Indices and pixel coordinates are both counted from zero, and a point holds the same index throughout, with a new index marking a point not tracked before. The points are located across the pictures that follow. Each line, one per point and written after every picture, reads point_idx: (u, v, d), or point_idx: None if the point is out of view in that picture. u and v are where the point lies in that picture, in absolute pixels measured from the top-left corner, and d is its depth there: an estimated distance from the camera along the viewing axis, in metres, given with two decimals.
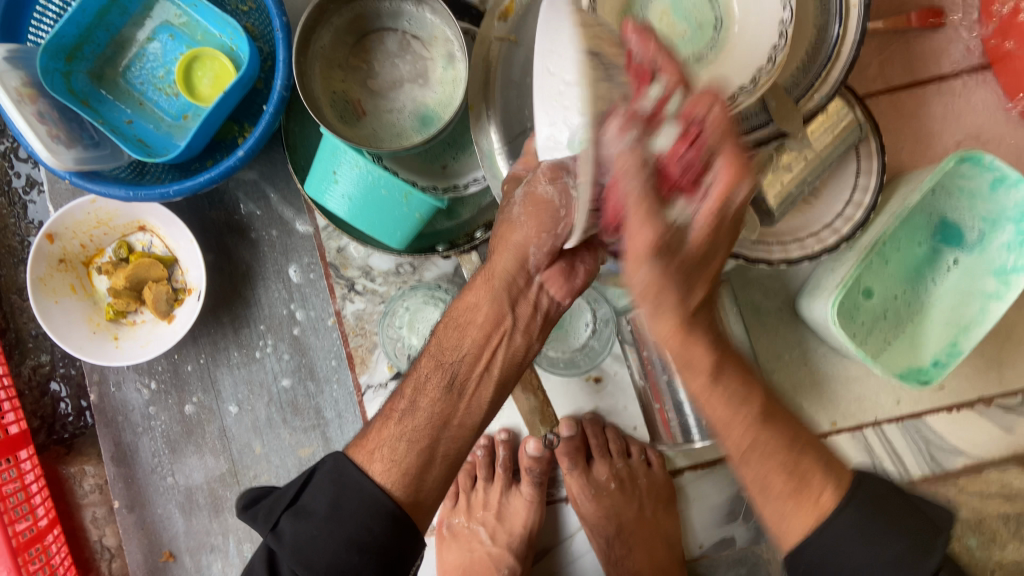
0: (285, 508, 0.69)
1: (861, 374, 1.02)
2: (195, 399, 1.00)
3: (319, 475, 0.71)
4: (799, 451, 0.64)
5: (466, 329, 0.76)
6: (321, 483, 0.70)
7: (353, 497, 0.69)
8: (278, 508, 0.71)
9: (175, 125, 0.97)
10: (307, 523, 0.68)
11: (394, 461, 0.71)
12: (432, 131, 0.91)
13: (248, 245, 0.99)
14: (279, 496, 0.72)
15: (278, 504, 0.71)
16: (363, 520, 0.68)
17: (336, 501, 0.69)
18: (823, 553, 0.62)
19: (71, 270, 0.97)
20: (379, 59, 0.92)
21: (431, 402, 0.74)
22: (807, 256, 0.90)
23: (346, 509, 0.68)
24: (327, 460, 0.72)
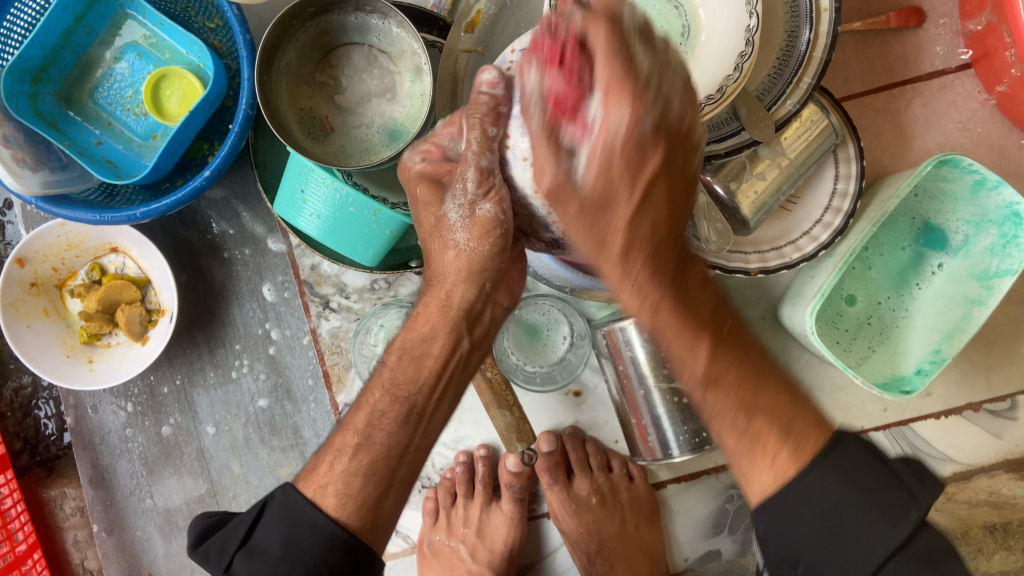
0: (239, 546, 0.68)
1: (846, 382, 1.00)
2: (172, 420, 1.00)
3: (269, 511, 0.70)
4: (756, 394, 0.60)
5: (422, 361, 0.72)
6: (270, 519, 0.69)
7: (307, 529, 0.68)
8: (231, 547, 0.69)
9: (144, 145, 0.96)
10: (261, 560, 0.66)
11: (349, 495, 0.70)
12: (401, 145, 0.89)
13: (221, 264, 0.98)
14: (231, 534, 0.70)
15: (232, 541, 0.70)
16: (315, 555, 0.66)
17: (290, 538, 0.67)
18: (804, 498, 0.57)
19: (43, 293, 0.96)
20: (346, 74, 0.91)
21: (387, 434, 0.72)
22: (785, 264, 0.88)
23: (301, 545, 0.67)
24: (277, 494, 0.71)
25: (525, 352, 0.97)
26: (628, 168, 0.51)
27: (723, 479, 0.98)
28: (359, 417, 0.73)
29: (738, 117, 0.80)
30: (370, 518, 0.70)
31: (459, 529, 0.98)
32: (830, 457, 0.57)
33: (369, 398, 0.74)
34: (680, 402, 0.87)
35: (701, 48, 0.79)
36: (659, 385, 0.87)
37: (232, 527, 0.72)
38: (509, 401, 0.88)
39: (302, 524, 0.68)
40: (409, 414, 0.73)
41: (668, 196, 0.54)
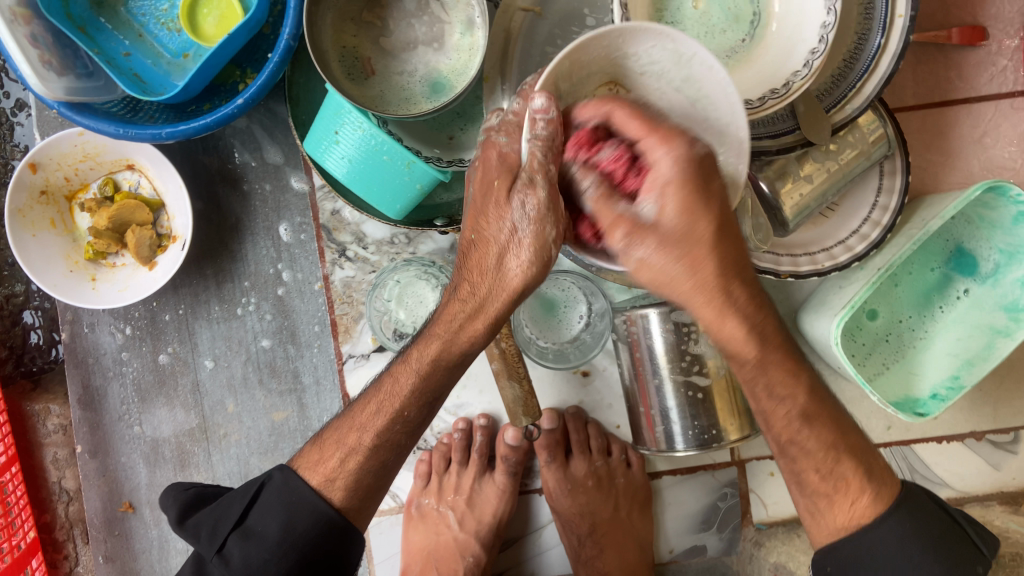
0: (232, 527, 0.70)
1: (855, 396, 0.99)
2: (170, 349, 0.97)
3: (257, 502, 0.71)
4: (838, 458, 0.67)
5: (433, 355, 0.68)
6: (265, 501, 0.71)
7: (303, 512, 0.70)
8: (222, 528, 0.71)
9: (174, 63, 0.92)
10: (256, 544, 0.69)
11: (354, 488, 0.71)
12: (444, 99, 0.86)
13: (240, 196, 0.95)
14: (219, 518, 0.72)
15: (223, 523, 0.71)
16: (304, 534, 0.70)
17: (290, 520, 0.69)
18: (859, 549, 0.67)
19: (52, 203, 0.93)
20: (395, 17, 0.87)
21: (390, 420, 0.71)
22: (815, 272, 0.86)
23: (298, 527, 0.69)
24: (275, 475, 0.73)
25: (540, 326, 0.95)
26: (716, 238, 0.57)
27: (721, 476, 0.97)
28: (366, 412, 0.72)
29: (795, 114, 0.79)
30: (360, 505, 0.72)
31: (449, 496, 0.97)
32: (897, 510, 0.67)
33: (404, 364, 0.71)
34: (693, 396, 0.85)
35: (769, 38, 0.76)
36: (674, 377, 0.85)
37: (212, 512, 0.73)
38: (519, 372, 0.87)
39: (301, 509, 0.70)
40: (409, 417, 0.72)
41: (715, 248, 0.56)
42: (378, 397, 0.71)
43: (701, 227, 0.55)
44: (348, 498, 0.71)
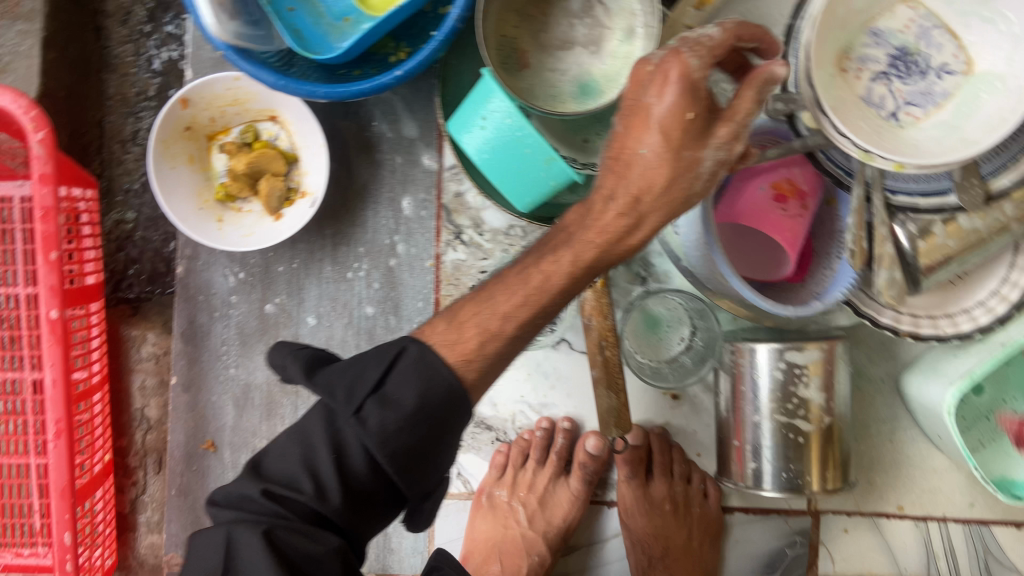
0: (371, 391, 0.58)
1: (942, 467, 0.97)
2: (277, 300, 0.99)
3: (397, 363, 0.60)
4: None
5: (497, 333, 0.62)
6: (395, 374, 0.59)
7: (438, 382, 0.59)
8: (361, 389, 0.59)
9: (333, 25, 0.91)
10: (393, 412, 0.57)
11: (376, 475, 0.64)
12: (591, 102, 0.87)
13: (370, 164, 0.97)
14: (354, 377, 0.60)
15: (366, 378, 0.60)
16: (437, 402, 0.59)
17: (426, 396, 0.59)
18: None
19: (194, 140, 0.95)
20: (557, 16, 0.89)
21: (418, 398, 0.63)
22: (936, 337, 0.86)
23: (432, 400, 0.59)
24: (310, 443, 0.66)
25: (641, 340, 0.95)
26: None
27: (794, 523, 0.97)
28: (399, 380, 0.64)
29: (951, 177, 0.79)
30: (485, 374, 0.62)
31: (522, 492, 0.97)
32: None
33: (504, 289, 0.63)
34: (793, 440, 0.84)
35: None
36: (776, 417, 0.84)
37: (343, 372, 0.62)
38: (618, 384, 0.87)
39: (440, 388, 0.59)
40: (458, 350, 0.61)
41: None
42: (460, 317, 0.63)
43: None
44: (474, 360, 0.61)
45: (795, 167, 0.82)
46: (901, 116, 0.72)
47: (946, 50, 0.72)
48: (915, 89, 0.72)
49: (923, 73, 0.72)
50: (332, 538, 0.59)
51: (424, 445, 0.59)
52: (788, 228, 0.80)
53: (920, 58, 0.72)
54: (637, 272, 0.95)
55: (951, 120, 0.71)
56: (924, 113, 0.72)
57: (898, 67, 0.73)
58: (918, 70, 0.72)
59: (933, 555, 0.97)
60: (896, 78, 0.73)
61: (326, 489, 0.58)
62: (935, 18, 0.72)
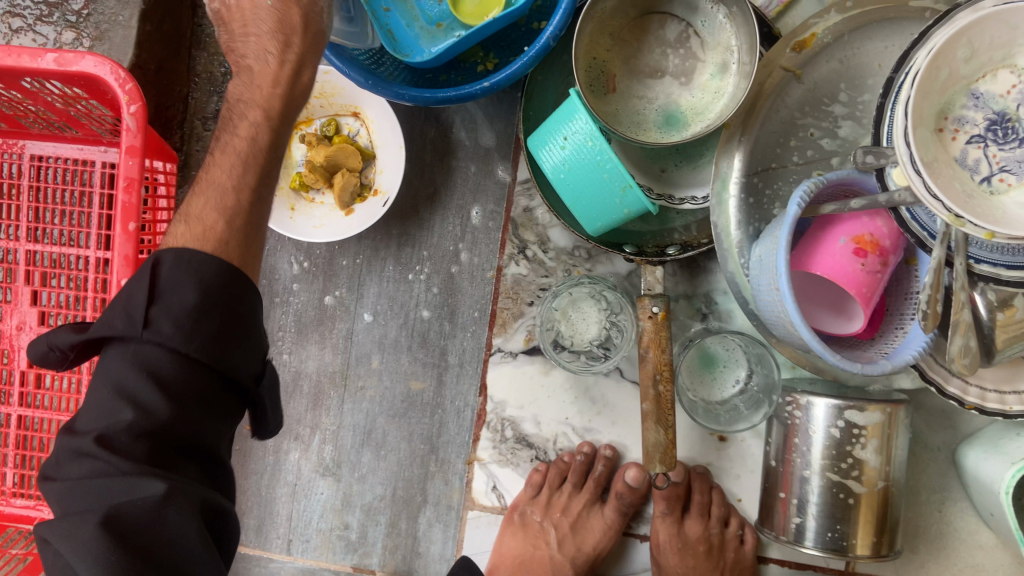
0: (149, 301, 0.59)
1: (989, 544, 0.94)
2: (337, 292, 1.00)
3: (159, 273, 0.61)
4: None
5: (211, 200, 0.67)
6: (161, 280, 0.60)
7: (198, 273, 0.61)
8: (139, 307, 0.60)
9: (426, 29, 0.92)
10: (166, 308, 0.59)
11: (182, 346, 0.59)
12: (675, 135, 0.86)
13: (445, 170, 0.98)
14: (124, 301, 0.61)
15: (137, 298, 0.60)
16: (217, 287, 0.61)
17: (206, 285, 0.61)
18: None
19: None
20: (651, 43, 0.88)
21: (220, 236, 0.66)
22: (1002, 412, 0.82)
23: (188, 284, 0.60)
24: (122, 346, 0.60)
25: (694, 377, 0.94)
26: None
27: None
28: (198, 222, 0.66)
29: None
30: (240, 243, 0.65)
31: (556, 514, 0.97)
32: None
33: (216, 165, 0.69)
34: (843, 500, 0.82)
35: None
36: (826, 475, 0.83)
37: (114, 303, 0.62)
38: (668, 421, 0.86)
39: (208, 269, 0.61)
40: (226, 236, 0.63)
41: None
42: (193, 212, 0.66)
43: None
44: (221, 234, 0.64)
45: (875, 219, 0.78)
46: (994, 182, 0.68)
47: None
48: (1012, 155, 0.68)
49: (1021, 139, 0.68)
50: (158, 487, 0.56)
51: (237, 346, 0.62)
52: (865, 283, 0.77)
53: (1021, 124, 0.67)
54: (699, 308, 0.96)
55: None
56: (1020, 181, 0.68)
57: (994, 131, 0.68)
58: (1016, 135, 0.67)
59: None
60: (992, 143, 0.68)
61: (148, 409, 0.57)
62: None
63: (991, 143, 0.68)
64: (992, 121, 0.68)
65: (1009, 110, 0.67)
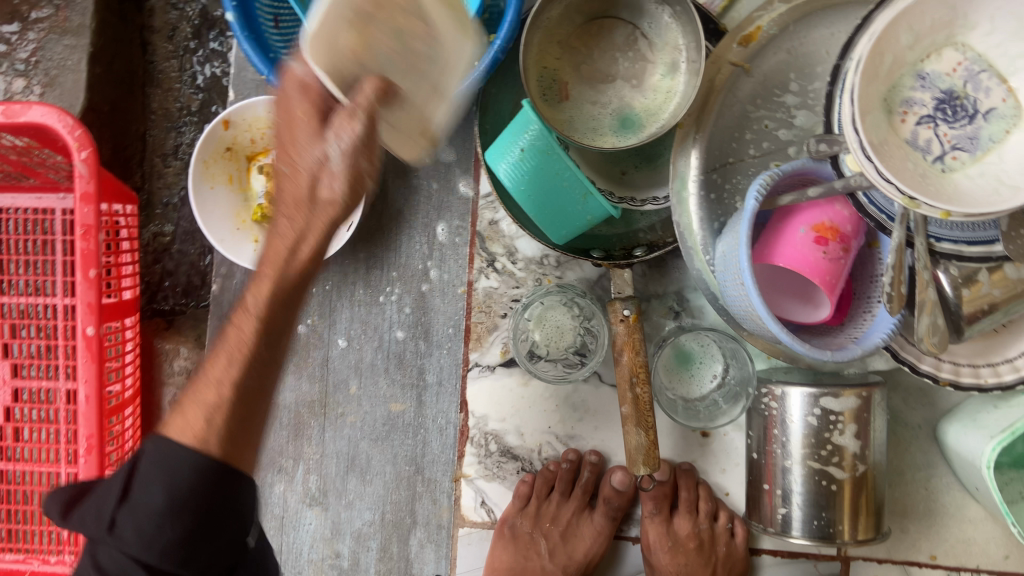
0: (116, 504, 0.53)
1: (978, 517, 0.95)
2: (309, 320, 1.00)
3: (137, 469, 0.55)
4: None
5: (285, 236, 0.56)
6: (135, 478, 0.54)
7: (181, 473, 0.54)
8: (109, 508, 0.54)
9: None
10: (143, 505, 0.53)
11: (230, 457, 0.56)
12: (631, 137, 0.86)
13: (406, 189, 0.98)
14: (103, 494, 0.55)
15: (109, 498, 0.54)
16: (192, 491, 0.54)
17: (175, 490, 0.53)
18: None
19: (234, 160, 0.96)
20: (600, 48, 0.88)
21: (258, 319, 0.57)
22: (976, 387, 0.84)
23: (178, 479, 0.53)
24: (147, 446, 0.56)
25: (672, 376, 0.94)
26: None
27: (823, 568, 0.95)
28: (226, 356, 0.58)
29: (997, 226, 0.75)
30: (235, 436, 0.56)
31: (546, 524, 0.97)
32: None
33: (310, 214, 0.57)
34: (827, 487, 0.82)
35: None
36: (808, 463, 0.83)
37: (106, 485, 0.57)
38: (649, 422, 0.86)
39: (183, 473, 0.53)
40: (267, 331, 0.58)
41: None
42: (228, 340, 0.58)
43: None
44: (212, 436, 0.55)
45: (832, 205, 0.78)
46: (947, 160, 0.68)
47: (996, 95, 0.68)
48: (962, 133, 0.68)
49: (972, 116, 0.68)
50: None
51: (211, 538, 0.54)
52: (828, 270, 0.77)
53: (969, 102, 0.68)
54: (671, 306, 0.96)
55: (1001, 168, 0.67)
56: (973, 158, 0.68)
57: (944, 112, 0.69)
58: (966, 114, 0.68)
59: None
60: (943, 122, 0.69)
61: None
62: (985, 62, 0.68)
63: (942, 122, 0.68)
64: (941, 101, 0.68)
65: (957, 91, 0.68)
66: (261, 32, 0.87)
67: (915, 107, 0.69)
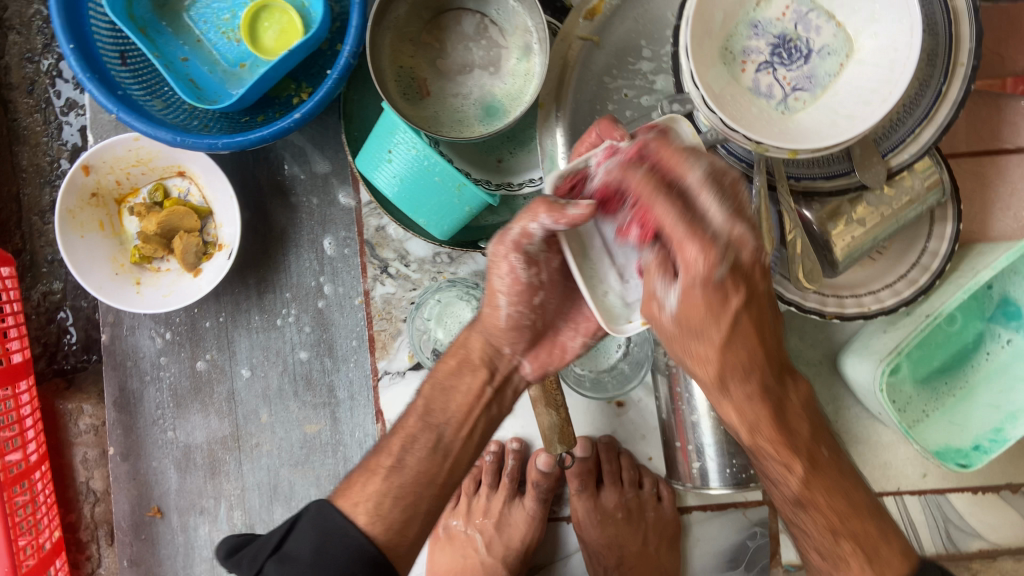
0: (270, 554, 0.65)
1: (891, 442, 0.98)
2: (208, 356, 0.98)
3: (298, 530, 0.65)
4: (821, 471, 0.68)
5: (451, 393, 0.74)
6: (296, 534, 0.65)
7: (342, 544, 0.65)
8: (272, 550, 0.66)
9: (230, 72, 0.93)
10: (289, 569, 0.63)
11: (379, 516, 0.67)
12: (497, 123, 0.87)
13: (286, 209, 0.96)
14: (266, 543, 0.67)
15: (264, 549, 0.67)
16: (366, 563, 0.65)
17: (320, 545, 0.64)
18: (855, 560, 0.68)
19: (102, 205, 0.94)
20: (452, 40, 0.88)
21: (417, 460, 0.71)
22: (861, 314, 0.85)
23: (331, 554, 0.64)
24: (311, 506, 0.68)
25: (577, 353, 0.94)
26: (711, 312, 0.59)
27: (751, 515, 0.96)
28: (394, 442, 0.72)
29: (849, 157, 0.78)
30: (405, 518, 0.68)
31: (478, 518, 0.98)
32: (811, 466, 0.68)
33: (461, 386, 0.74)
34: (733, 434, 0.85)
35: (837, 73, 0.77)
36: (713, 414, 0.85)
37: (273, 531, 0.68)
38: (558, 401, 0.85)
39: (341, 536, 0.65)
40: (436, 445, 0.72)
41: (757, 325, 0.62)
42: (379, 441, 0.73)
43: (744, 316, 0.61)
44: (383, 518, 0.67)
45: None
46: (790, 102, 0.73)
47: (824, 34, 0.73)
48: (800, 74, 0.74)
49: (805, 57, 0.73)
50: None
51: None
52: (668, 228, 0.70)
53: (802, 43, 0.74)
54: None
55: (838, 101, 0.72)
56: (813, 97, 0.73)
57: (782, 56, 0.74)
58: (802, 56, 0.73)
59: None
60: (781, 66, 0.74)
61: None
62: (809, 3, 0.73)
63: (780, 67, 0.74)
64: (778, 47, 0.74)
65: (790, 36, 0.74)
66: (107, 70, 0.86)
67: (756, 55, 0.74)
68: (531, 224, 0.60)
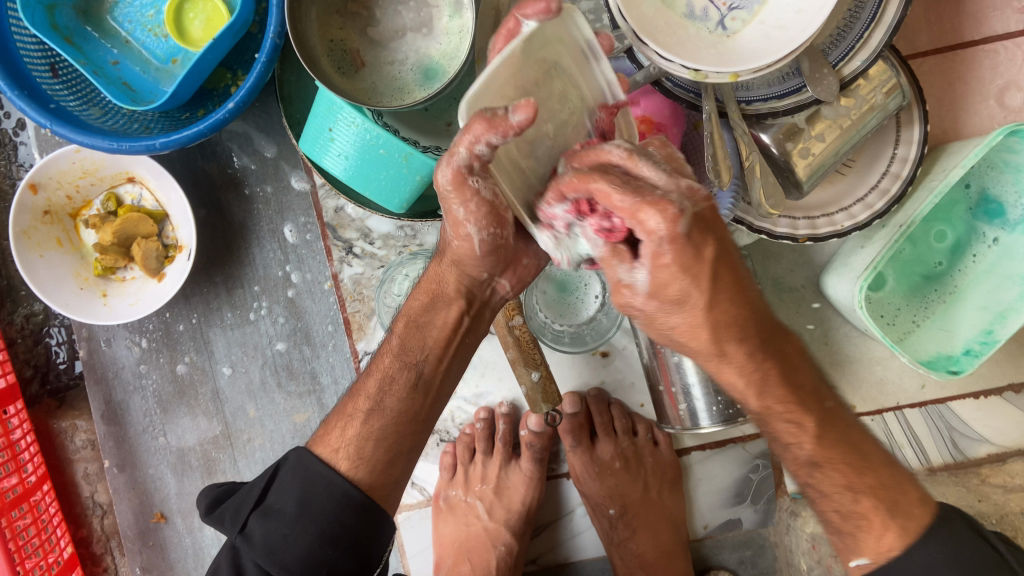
0: (254, 508, 0.68)
1: (885, 356, 0.96)
2: (187, 358, 0.97)
3: (273, 485, 0.69)
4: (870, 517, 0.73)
5: (427, 331, 0.73)
6: (274, 488, 0.69)
7: (321, 487, 0.68)
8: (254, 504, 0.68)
9: (163, 69, 0.91)
10: (277, 522, 0.66)
11: (361, 459, 0.70)
12: (437, 86, 0.84)
13: (242, 201, 0.95)
14: (243, 498, 0.69)
15: (246, 503, 0.69)
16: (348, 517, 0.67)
17: (306, 496, 0.68)
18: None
19: (57, 222, 0.93)
20: (380, 5, 0.85)
21: (399, 401, 0.72)
22: (836, 233, 0.83)
23: (317, 503, 0.67)
24: (292, 456, 0.70)
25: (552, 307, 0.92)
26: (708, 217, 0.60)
27: (751, 448, 0.94)
28: (370, 383, 0.73)
29: (800, 72, 0.74)
30: (386, 460, 0.71)
31: (476, 486, 0.96)
32: None
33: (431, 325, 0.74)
34: (716, 371, 0.83)
35: None
36: (695, 354, 0.83)
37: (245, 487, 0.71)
38: (536, 359, 0.83)
39: (318, 484, 0.68)
40: (417, 384, 0.74)
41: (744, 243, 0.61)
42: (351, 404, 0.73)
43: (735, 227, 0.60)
44: (360, 462, 0.70)
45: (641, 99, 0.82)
46: (727, 23, 0.70)
47: None
48: None
49: None
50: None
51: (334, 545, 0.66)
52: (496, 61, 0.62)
53: None
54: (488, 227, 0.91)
55: (772, 17, 0.68)
56: (750, 14, 0.70)
57: None
58: None
59: (895, 444, 0.97)
60: None
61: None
62: None
63: None
64: None
65: None
66: (36, 82, 0.84)
67: None
68: (477, 146, 0.53)
